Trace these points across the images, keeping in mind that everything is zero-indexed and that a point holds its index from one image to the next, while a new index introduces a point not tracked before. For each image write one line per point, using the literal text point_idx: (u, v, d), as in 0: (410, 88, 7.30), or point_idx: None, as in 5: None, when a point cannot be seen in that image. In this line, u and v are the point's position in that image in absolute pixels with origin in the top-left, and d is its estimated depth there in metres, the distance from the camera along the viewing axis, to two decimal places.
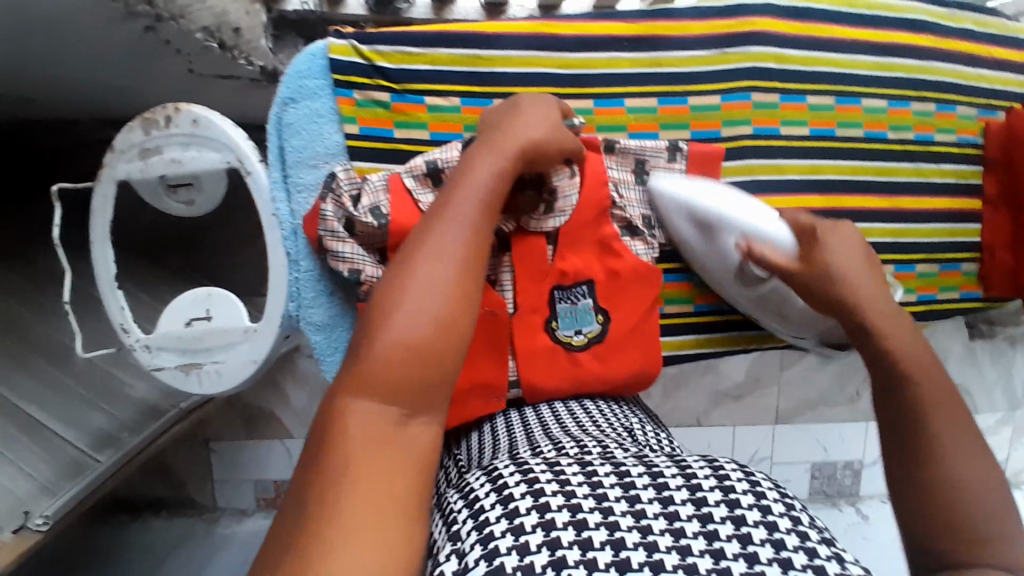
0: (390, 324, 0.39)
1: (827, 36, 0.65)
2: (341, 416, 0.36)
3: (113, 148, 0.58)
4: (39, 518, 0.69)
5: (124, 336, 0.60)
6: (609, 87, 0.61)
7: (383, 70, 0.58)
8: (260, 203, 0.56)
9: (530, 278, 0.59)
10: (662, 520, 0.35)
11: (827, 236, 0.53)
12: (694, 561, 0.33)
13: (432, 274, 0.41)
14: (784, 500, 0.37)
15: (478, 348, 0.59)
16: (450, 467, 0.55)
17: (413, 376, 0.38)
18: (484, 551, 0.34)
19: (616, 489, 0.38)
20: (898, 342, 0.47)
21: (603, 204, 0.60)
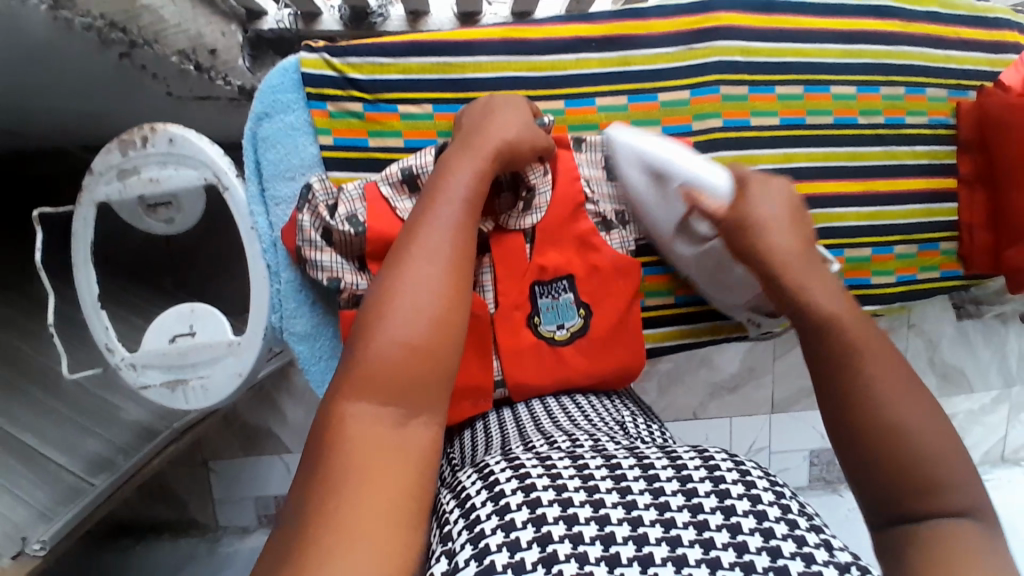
0: (382, 330, 0.40)
1: (793, 27, 0.66)
2: (340, 424, 0.37)
3: (91, 170, 0.59)
4: (37, 543, 0.70)
5: (109, 355, 0.60)
6: (579, 87, 0.62)
7: (355, 81, 0.59)
8: (238, 218, 0.57)
9: (510, 276, 0.60)
10: (653, 512, 0.35)
11: (755, 189, 0.53)
12: (683, 553, 0.33)
13: (420, 280, 0.42)
14: (775, 489, 0.38)
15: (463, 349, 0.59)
16: (444, 466, 0.55)
17: (409, 377, 0.39)
18: (474, 551, 0.33)
19: (607, 481, 0.37)
20: (828, 295, 0.47)
21: (576, 199, 0.61)
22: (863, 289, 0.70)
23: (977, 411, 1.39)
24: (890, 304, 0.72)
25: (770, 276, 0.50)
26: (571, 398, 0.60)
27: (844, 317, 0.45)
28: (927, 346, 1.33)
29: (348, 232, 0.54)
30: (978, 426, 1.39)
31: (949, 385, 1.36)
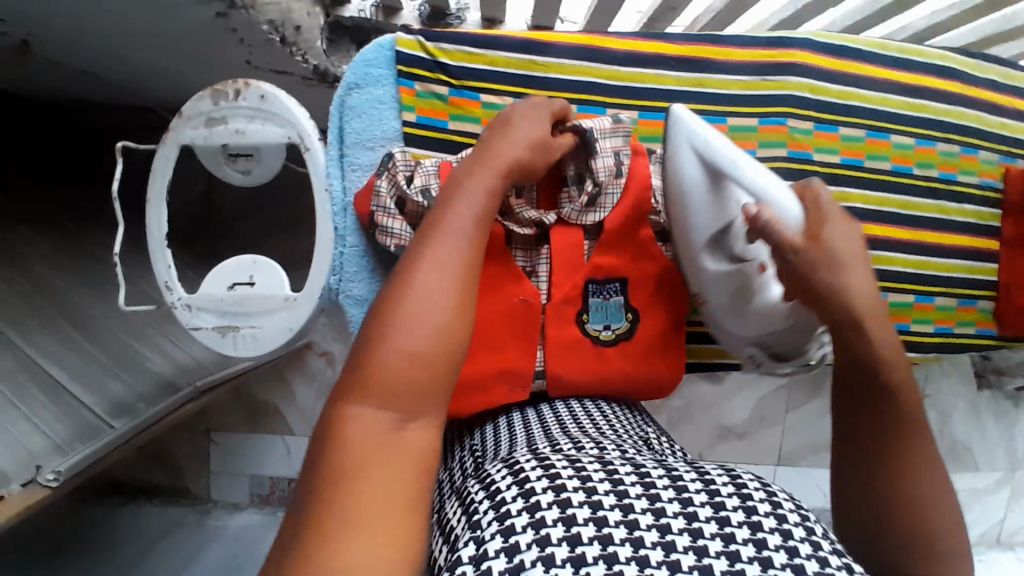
0: (391, 340, 0.40)
1: (860, 74, 0.69)
2: (343, 426, 0.37)
3: (181, 114, 0.61)
4: (50, 474, 0.68)
5: (167, 293, 0.61)
6: (652, 100, 0.65)
7: (443, 65, 0.62)
8: (315, 178, 0.59)
9: (565, 270, 0.62)
10: (682, 520, 0.36)
11: (831, 224, 0.52)
12: (710, 562, 0.33)
13: (428, 290, 0.42)
14: (800, 513, 0.38)
15: (509, 339, 0.61)
16: (463, 461, 0.56)
17: (409, 384, 0.39)
18: (505, 543, 0.34)
19: (636, 487, 0.38)
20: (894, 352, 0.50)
21: (644, 203, 0.63)
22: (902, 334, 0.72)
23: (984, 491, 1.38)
24: (925, 353, 0.74)
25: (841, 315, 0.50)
26: (594, 403, 0.62)
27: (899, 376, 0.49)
28: (937, 417, 1.34)
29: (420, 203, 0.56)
30: (981, 505, 1.38)
31: (958, 460, 1.35)
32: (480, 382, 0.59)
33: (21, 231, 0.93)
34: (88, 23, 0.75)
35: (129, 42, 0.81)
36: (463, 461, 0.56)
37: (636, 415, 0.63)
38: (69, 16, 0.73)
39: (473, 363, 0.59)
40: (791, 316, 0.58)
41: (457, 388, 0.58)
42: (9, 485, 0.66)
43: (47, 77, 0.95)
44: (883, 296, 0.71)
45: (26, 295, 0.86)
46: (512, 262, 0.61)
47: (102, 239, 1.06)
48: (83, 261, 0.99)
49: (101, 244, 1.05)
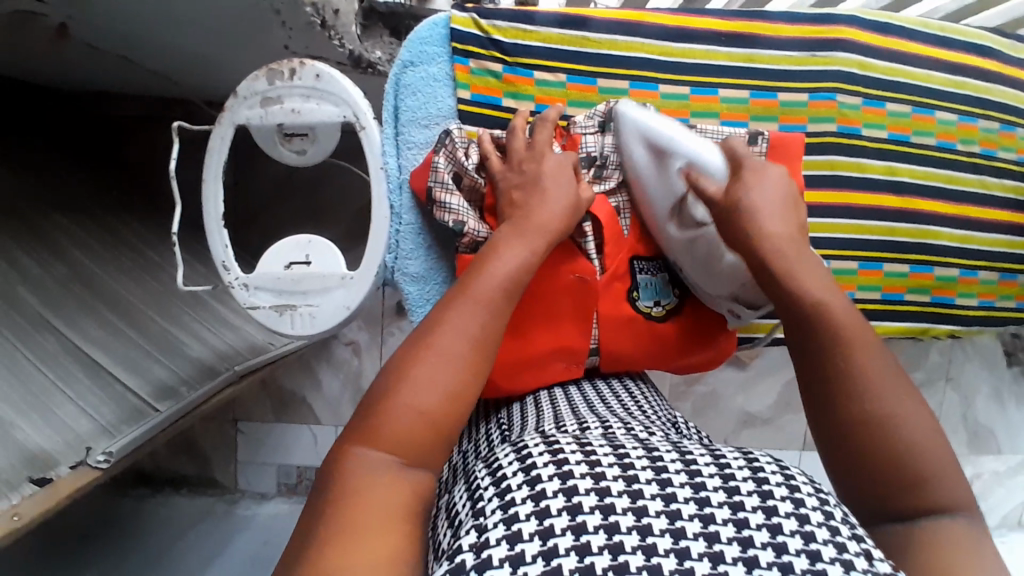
0: (407, 392, 0.40)
1: (905, 50, 0.69)
2: (348, 463, 0.38)
3: (236, 94, 0.61)
4: (101, 455, 0.68)
5: (224, 273, 0.62)
6: (705, 76, 0.65)
7: (498, 43, 0.62)
8: (371, 156, 0.58)
9: (615, 246, 0.62)
10: (692, 506, 0.34)
11: (750, 176, 0.53)
12: (720, 550, 0.32)
13: (450, 362, 0.41)
14: (818, 493, 0.36)
15: (562, 312, 0.61)
16: (491, 428, 0.56)
17: (414, 436, 0.39)
18: (507, 531, 0.33)
19: (648, 472, 0.36)
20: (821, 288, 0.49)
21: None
22: (948, 309, 0.73)
23: (1006, 474, 1.38)
24: (969, 326, 0.76)
25: (761, 262, 0.50)
26: (631, 384, 0.63)
27: (829, 303, 0.48)
28: (961, 401, 1.34)
29: (477, 180, 0.57)
30: (1004, 489, 1.38)
31: (980, 443, 1.36)
32: (535, 360, 0.59)
33: (59, 220, 0.94)
34: (134, 9, 0.76)
35: (171, 27, 0.81)
36: (489, 432, 0.56)
37: (661, 396, 0.66)
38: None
39: (531, 341, 0.60)
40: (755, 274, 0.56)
41: (515, 368, 0.59)
42: (59, 467, 0.66)
43: (82, 65, 0.96)
44: (930, 270, 0.72)
45: (65, 281, 0.86)
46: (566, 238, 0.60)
47: (135, 230, 1.07)
48: (116, 248, 1.00)
49: (131, 232, 1.06)
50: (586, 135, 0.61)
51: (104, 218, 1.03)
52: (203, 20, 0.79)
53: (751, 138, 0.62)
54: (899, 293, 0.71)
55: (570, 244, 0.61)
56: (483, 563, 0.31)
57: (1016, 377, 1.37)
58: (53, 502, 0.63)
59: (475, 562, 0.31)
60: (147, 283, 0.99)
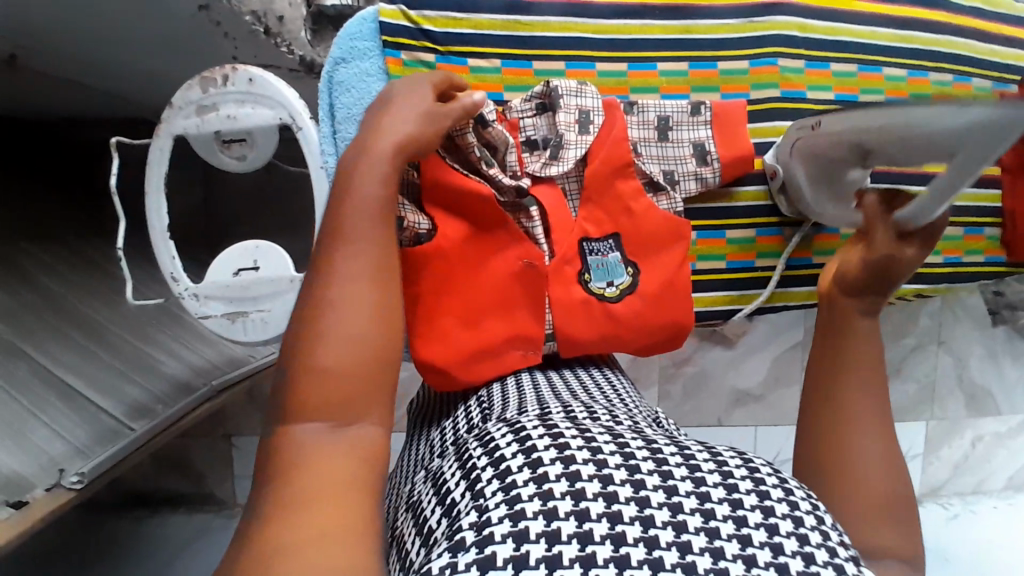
0: (322, 348, 0.41)
1: (846, 9, 0.69)
2: (285, 446, 0.38)
3: (171, 105, 0.61)
4: (74, 476, 0.70)
5: (174, 284, 0.61)
6: (642, 51, 0.64)
7: (428, 33, 0.61)
8: (309, 155, 0.59)
9: (562, 228, 0.61)
10: (693, 500, 0.37)
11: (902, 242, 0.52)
12: (721, 546, 0.34)
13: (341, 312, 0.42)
14: (812, 504, 0.39)
15: (513, 297, 0.60)
16: (470, 407, 0.55)
17: (336, 392, 0.40)
18: (510, 511, 0.35)
19: (649, 464, 0.39)
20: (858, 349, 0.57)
21: (622, 158, 0.61)
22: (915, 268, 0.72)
23: (1004, 434, 1.37)
24: (934, 284, 0.78)
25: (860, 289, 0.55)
26: (597, 371, 0.61)
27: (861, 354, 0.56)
28: (954, 363, 1.32)
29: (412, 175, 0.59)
30: (1004, 449, 1.37)
31: (976, 406, 1.35)
32: (490, 348, 0.59)
33: (28, 249, 0.94)
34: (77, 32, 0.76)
35: (117, 48, 0.82)
36: (467, 409, 0.55)
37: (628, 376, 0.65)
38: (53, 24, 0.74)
39: (483, 329, 0.59)
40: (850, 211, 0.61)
41: (469, 357, 0.58)
42: (33, 489, 0.67)
43: (41, 93, 0.96)
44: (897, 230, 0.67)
45: (35, 307, 0.87)
46: (512, 224, 0.60)
47: (109, 253, 1.08)
48: (89, 273, 1.00)
49: (105, 256, 1.07)
50: (524, 120, 0.62)
51: (76, 244, 1.04)
52: (147, 39, 0.79)
53: (693, 108, 0.63)
54: None
55: (514, 229, 0.59)
56: (485, 541, 0.33)
57: (1009, 336, 1.34)
58: (26, 525, 0.63)
59: (476, 539, 0.34)
60: (121, 304, 0.99)
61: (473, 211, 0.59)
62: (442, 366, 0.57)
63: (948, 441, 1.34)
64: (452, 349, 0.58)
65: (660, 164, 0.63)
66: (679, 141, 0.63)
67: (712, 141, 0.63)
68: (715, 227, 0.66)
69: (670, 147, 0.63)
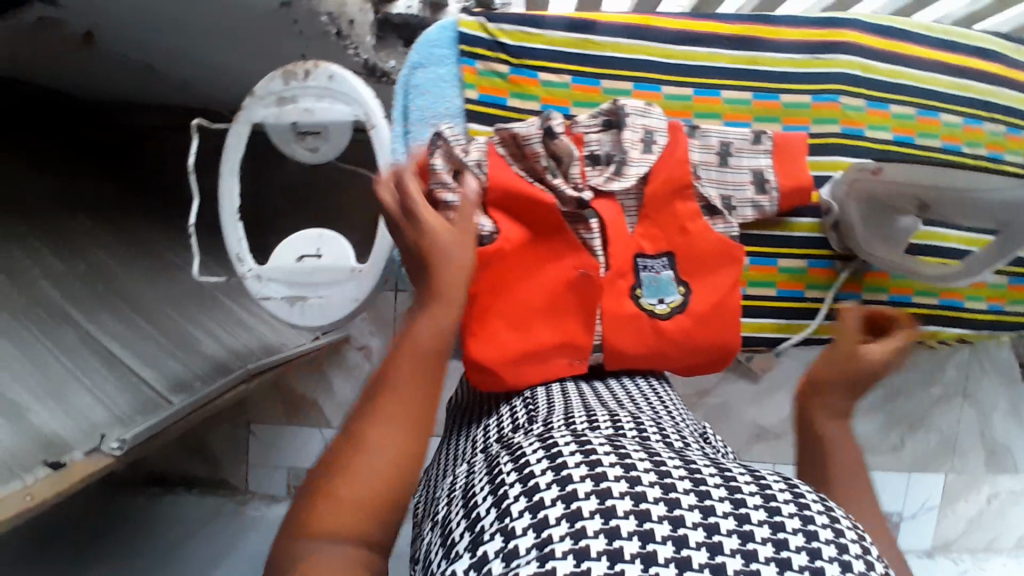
0: (361, 476, 0.38)
1: (907, 54, 0.70)
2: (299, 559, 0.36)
3: (252, 93, 0.63)
4: (115, 442, 0.70)
5: (238, 264, 0.64)
6: (708, 78, 0.66)
7: (504, 45, 0.64)
8: (379, 153, 0.61)
9: (619, 241, 0.61)
10: (730, 521, 0.33)
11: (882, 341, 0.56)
12: (758, 568, 0.31)
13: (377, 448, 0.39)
14: (857, 534, 0.35)
15: (565, 306, 0.62)
16: (516, 406, 0.56)
17: (362, 518, 0.37)
18: (536, 537, 0.32)
19: (685, 483, 0.35)
20: (844, 446, 0.53)
21: (683, 179, 0.62)
22: (957, 312, 0.73)
23: (1021, 493, 1.34)
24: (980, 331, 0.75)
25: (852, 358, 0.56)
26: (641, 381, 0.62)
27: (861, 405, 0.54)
28: (978, 418, 1.31)
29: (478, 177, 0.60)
30: (1021, 509, 1.34)
31: (998, 464, 1.33)
32: (539, 353, 0.60)
33: (84, 222, 0.98)
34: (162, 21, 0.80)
35: (193, 39, 0.86)
36: (513, 410, 0.55)
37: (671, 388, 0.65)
38: (141, 12, 0.78)
39: (533, 333, 0.60)
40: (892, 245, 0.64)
41: (518, 360, 0.59)
42: (72, 452, 0.67)
43: (111, 75, 1.01)
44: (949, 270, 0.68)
45: (86, 278, 0.90)
46: (570, 233, 0.61)
47: (157, 234, 1.11)
48: (138, 250, 1.03)
49: (154, 236, 1.10)
50: (588, 134, 0.63)
51: (127, 222, 1.07)
52: (225, 33, 0.83)
53: (755, 137, 0.64)
54: (907, 295, 0.70)
55: (573, 241, 0.61)
56: None
57: None
58: (64, 486, 0.65)
59: None
60: (165, 283, 1.02)
61: (535, 218, 0.61)
62: (490, 365, 0.58)
63: (965, 495, 1.32)
64: (499, 349, 0.59)
65: (720, 189, 0.64)
66: (739, 167, 0.64)
67: (772, 170, 0.64)
68: (768, 254, 0.67)
69: (730, 173, 0.64)
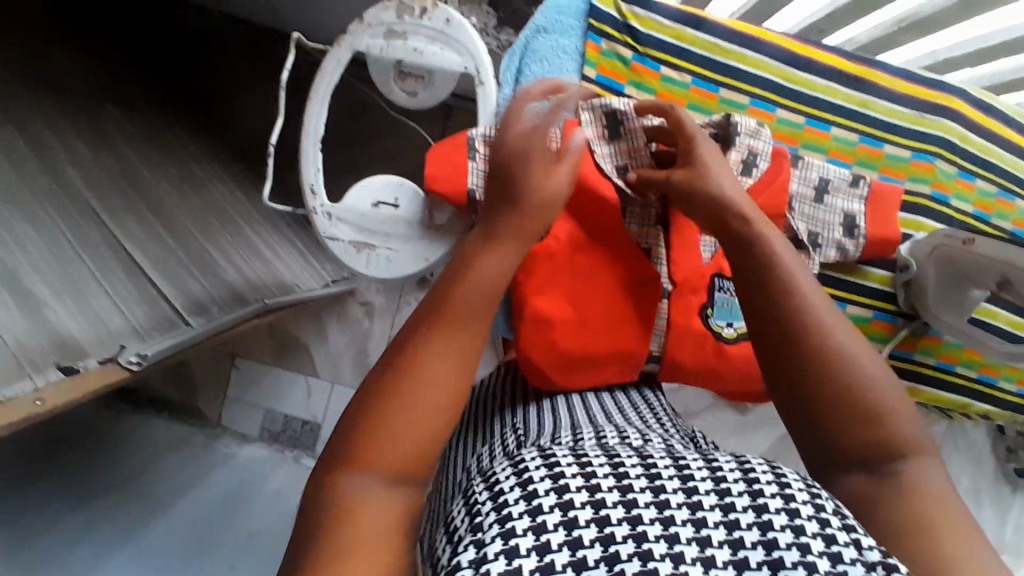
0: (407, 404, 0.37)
1: (1003, 135, 0.71)
2: (337, 489, 0.34)
3: (361, 20, 0.59)
4: (134, 356, 0.66)
5: (311, 198, 0.59)
6: (822, 111, 0.65)
7: (633, 30, 0.62)
8: (483, 114, 0.59)
9: (686, 256, 0.60)
10: (685, 512, 0.30)
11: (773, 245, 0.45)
12: (745, 555, 0.28)
13: (442, 379, 0.38)
14: (809, 487, 0.31)
15: (624, 317, 0.60)
16: (516, 423, 0.54)
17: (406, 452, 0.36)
18: (505, 544, 0.28)
19: (641, 479, 0.32)
20: (833, 331, 0.41)
21: (780, 208, 0.60)
22: (989, 388, 0.74)
23: None
24: (1005, 410, 0.76)
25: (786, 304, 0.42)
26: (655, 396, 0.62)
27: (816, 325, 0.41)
28: None
29: None
30: None
31: None
32: (596, 358, 0.59)
33: (115, 113, 0.91)
34: None
35: None
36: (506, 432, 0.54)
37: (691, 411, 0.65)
38: None
39: (588, 337, 0.60)
40: (956, 310, 0.65)
41: (574, 363, 0.59)
42: (87, 358, 0.63)
43: None
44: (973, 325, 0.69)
45: (113, 175, 0.83)
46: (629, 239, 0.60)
47: (185, 142, 1.04)
48: (166, 154, 0.96)
49: (182, 144, 1.04)
50: None
51: (159, 124, 1.00)
52: None
53: (853, 180, 0.63)
54: (952, 363, 0.73)
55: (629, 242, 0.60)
56: (484, 564, 0.27)
57: None
58: (76, 393, 0.60)
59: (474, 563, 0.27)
60: (190, 195, 0.95)
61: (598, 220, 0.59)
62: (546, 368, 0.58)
63: None
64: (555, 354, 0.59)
65: (808, 224, 0.62)
66: (833, 207, 0.63)
67: (862, 217, 0.63)
68: (839, 298, 0.67)
69: (822, 211, 0.63)
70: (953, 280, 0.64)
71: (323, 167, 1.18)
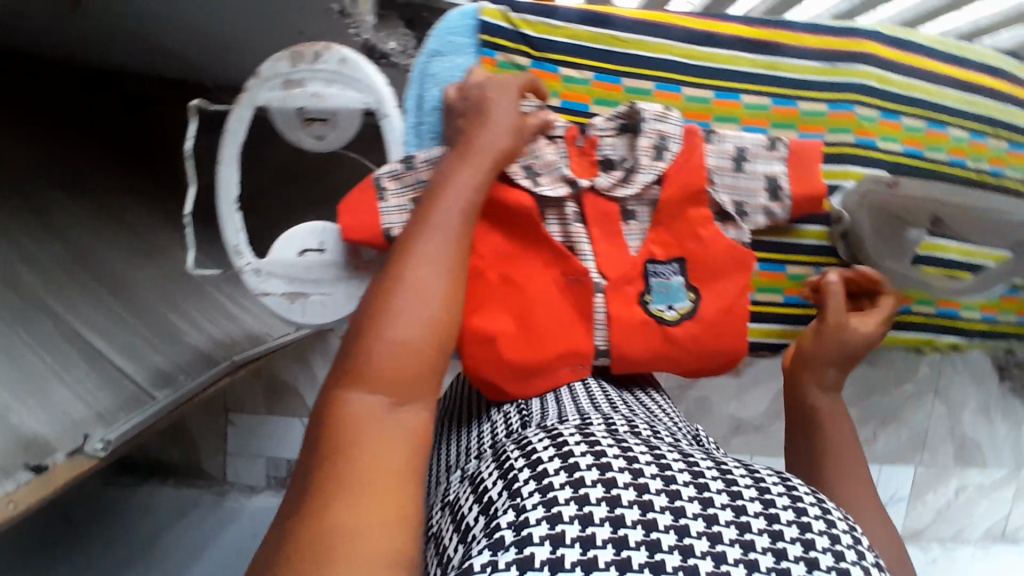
0: (391, 321, 0.42)
1: (920, 68, 0.71)
2: (336, 408, 0.40)
3: (256, 75, 0.59)
4: (99, 443, 0.67)
5: (237, 257, 0.60)
6: (729, 81, 0.65)
7: (527, 37, 0.62)
8: (392, 145, 0.60)
9: (612, 246, 0.61)
10: (698, 504, 0.37)
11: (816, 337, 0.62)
12: (751, 539, 0.35)
13: (422, 286, 0.44)
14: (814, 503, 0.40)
15: (567, 317, 0.60)
16: (500, 418, 0.57)
17: (399, 370, 0.41)
18: (546, 513, 0.35)
19: (668, 474, 0.38)
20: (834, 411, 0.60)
21: (696, 184, 0.61)
22: (950, 320, 0.74)
23: None
24: (971, 339, 0.77)
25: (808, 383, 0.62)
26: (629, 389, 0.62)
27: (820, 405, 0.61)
28: None
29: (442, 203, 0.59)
30: None
31: None
32: (543, 363, 0.59)
33: (56, 198, 0.91)
34: None
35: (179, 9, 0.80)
36: (498, 420, 0.57)
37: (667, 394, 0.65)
38: None
39: (535, 344, 0.59)
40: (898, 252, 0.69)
41: (524, 370, 0.58)
42: (55, 453, 0.64)
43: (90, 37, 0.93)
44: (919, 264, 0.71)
45: (61, 260, 0.83)
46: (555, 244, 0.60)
47: (133, 212, 1.05)
48: (114, 229, 0.97)
49: (130, 214, 1.04)
50: (603, 138, 0.62)
51: (103, 199, 1.01)
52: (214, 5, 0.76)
53: (770, 143, 0.63)
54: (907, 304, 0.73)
55: (552, 241, 0.60)
56: (524, 540, 0.33)
57: None
58: (46, 489, 0.61)
59: (515, 539, 0.34)
60: (145, 265, 0.96)
61: (517, 224, 0.60)
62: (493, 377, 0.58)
63: (933, 489, 1.25)
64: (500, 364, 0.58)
65: (733, 196, 0.63)
66: (753, 173, 0.63)
67: (785, 178, 0.63)
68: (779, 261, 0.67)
69: (745, 179, 0.63)
70: (888, 227, 0.67)
71: (277, 209, 1.18)
